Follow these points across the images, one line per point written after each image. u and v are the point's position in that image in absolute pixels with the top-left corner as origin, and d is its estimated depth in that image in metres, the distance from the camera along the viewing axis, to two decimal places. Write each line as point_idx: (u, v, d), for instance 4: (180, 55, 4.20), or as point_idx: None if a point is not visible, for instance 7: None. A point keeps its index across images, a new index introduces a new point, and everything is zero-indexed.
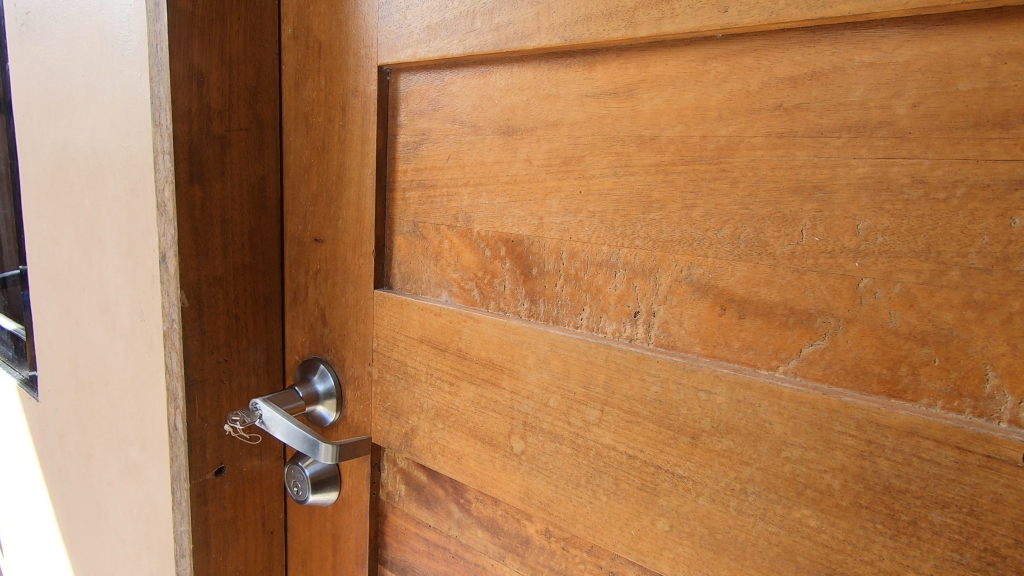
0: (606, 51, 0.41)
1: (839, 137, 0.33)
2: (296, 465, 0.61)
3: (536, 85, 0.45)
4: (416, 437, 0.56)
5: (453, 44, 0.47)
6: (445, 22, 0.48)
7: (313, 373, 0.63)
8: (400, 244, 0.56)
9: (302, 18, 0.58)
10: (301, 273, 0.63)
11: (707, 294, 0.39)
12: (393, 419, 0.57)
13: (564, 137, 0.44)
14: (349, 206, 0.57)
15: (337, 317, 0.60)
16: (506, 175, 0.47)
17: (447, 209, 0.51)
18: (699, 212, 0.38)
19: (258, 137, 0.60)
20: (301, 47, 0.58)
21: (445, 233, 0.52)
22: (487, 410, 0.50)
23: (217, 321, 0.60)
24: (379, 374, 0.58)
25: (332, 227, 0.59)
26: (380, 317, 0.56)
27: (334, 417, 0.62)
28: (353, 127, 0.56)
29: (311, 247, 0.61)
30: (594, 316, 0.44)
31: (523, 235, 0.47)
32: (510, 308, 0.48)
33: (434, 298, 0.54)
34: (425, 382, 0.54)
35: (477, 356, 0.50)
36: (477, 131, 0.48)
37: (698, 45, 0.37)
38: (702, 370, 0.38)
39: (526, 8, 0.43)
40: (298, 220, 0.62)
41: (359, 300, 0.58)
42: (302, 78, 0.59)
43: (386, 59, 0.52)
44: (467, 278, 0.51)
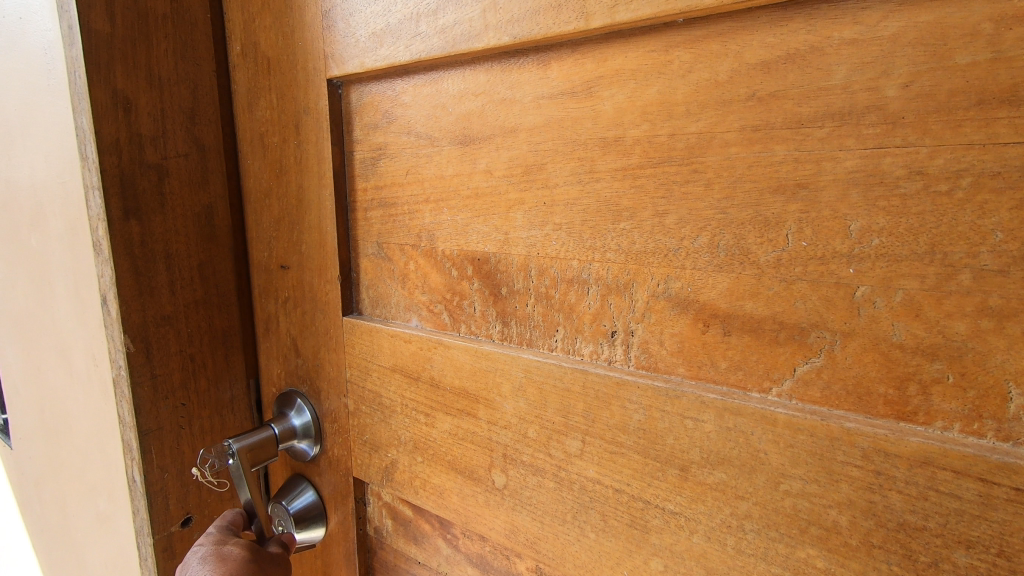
0: (561, 47, 0.37)
1: (821, 127, 0.29)
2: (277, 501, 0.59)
3: (489, 89, 0.41)
4: (397, 471, 0.52)
5: (400, 51, 0.44)
6: (390, 27, 0.44)
7: (290, 406, 0.60)
8: (366, 267, 0.52)
9: (250, 34, 0.55)
10: (271, 302, 0.60)
11: (688, 310, 0.35)
12: (372, 453, 0.54)
13: (523, 144, 0.40)
14: (311, 230, 0.54)
15: (310, 346, 0.57)
16: (467, 189, 0.43)
17: (410, 227, 0.48)
18: (673, 219, 0.34)
19: (200, 162, 0.57)
20: (251, 64, 0.55)
21: (409, 253, 0.48)
22: (465, 442, 0.46)
23: (170, 364, 0.57)
24: (355, 406, 0.54)
25: (296, 252, 0.56)
26: (351, 346, 0.53)
27: (315, 451, 0.59)
28: (308, 147, 0.52)
29: (278, 274, 0.58)
30: (569, 338, 0.40)
31: (488, 252, 0.43)
32: (482, 331, 0.45)
33: (403, 323, 0.50)
34: (401, 414, 0.50)
35: (450, 386, 0.46)
36: (433, 143, 0.45)
37: (657, 32, 0.33)
38: (686, 397, 0.34)
39: (471, 7, 0.39)
40: (264, 248, 0.59)
41: (329, 328, 0.55)
42: (254, 97, 0.56)
43: (335, 70, 0.49)
44: (436, 300, 0.47)
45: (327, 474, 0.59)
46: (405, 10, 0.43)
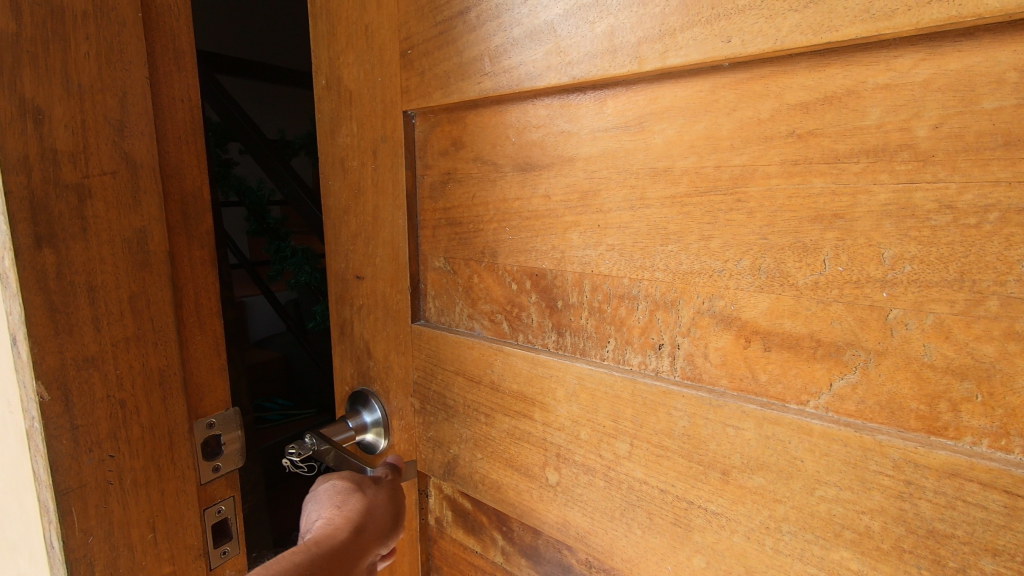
0: (616, 86, 0.41)
1: (857, 162, 0.32)
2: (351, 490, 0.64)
3: (549, 121, 0.45)
4: (458, 466, 0.57)
5: (471, 87, 0.49)
6: (461, 66, 0.49)
7: (362, 402, 0.66)
8: (432, 279, 0.58)
9: (334, 70, 0.62)
10: (346, 308, 0.66)
11: (731, 326, 0.38)
12: (435, 449, 0.59)
13: (579, 172, 0.44)
14: (385, 245, 0.60)
15: (380, 349, 0.63)
16: (527, 211, 0.48)
17: (474, 244, 0.53)
18: (718, 243, 0.37)
19: (130, 179, 0.55)
20: (334, 96, 0.62)
21: (473, 267, 0.53)
22: (521, 441, 0.50)
23: (96, 413, 0.53)
24: (420, 405, 0.60)
25: (370, 264, 0.62)
26: (418, 350, 0.59)
27: (383, 443, 0.65)
28: (383, 171, 0.58)
29: (353, 284, 0.64)
30: (620, 348, 0.44)
31: (546, 268, 0.47)
32: (539, 341, 0.49)
33: (467, 331, 0.55)
34: (463, 414, 0.55)
35: (509, 390, 0.51)
36: (497, 169, 0.50)
37: (705, 74, 0.37)
38: (728, 406, 0.37)
39: (535, 50, 0.44)
40: (342, 260, 0.65)
41: (398, 333, 0.61)
42: (336, 125, 0.63)
43: (411, 103, 0.54)
44: (497, 311, 0.52)
45: (393, 466, 0.65)
46: (474, 52, 0.48)
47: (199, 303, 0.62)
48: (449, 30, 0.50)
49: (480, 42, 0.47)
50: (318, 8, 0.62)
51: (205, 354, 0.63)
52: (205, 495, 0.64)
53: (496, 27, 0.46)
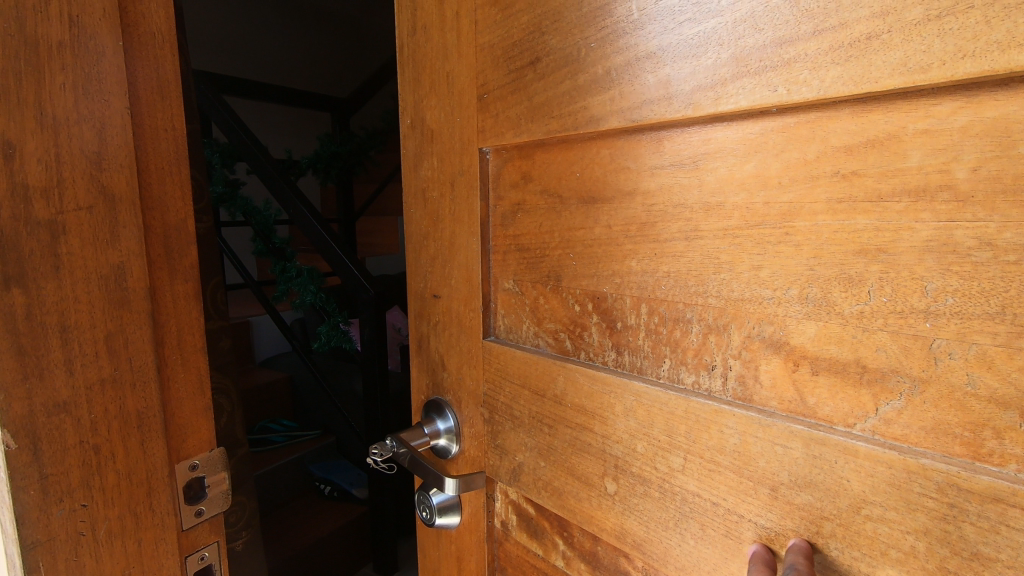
0: (672, 127, 0.45)
1: (899, 201, 0.34)
2: (426, 490, 0.70)
3: (611, 158, 0.50)
4: (522, 472, 0.62)
5: (541, 128, 0.54)
6: (532, 109, 0.55)
7: (436, 410, 0.72)
8: (502, 299, 0.63)
9: (418, 111, 0.69)
10: (424, 324, 0.73)
11: (780, 351, 0.40)
12: (502, 456, 0.64)
13: (639, 205, 0.48)
14: (459, 268, 0.66)
15: (454, 362, 0.69)
16: (589, 239, 0.52)
17: (542, 268, 0.58)
18: (767, 272, 0.40)
19: (108, 212, 0.53)
20: (418, 134, 0.69)
21: (540, 289, 0.58)
22: (581, 452, 0.54)
23: (67, 459, 0.51)
24: (489, 415, 0.65)
25: (447, 284, 0.68)
26: (489, 364, 0.64)
27: (456, 448, 0.71)
28: (460, 201, 0.65)
29: (430, 302, 0.71)
30: (675, 368, 0.47)
31: (607, 292, 0.51)
32: (599, 358, 0.53)
33: (533, 347, 0.60)
34: (528, 424, 0.60)
35: (571, 403, 0.55)
36: (562, 201, 0.54)
37: (755, 118, 0.40)
38: (776, 426, 0.40)
39: (598, 95, 0.48)
40: (421, 279, 0.72)
41: (470, 348, 0.66)
42: (419, 159, 0.70)
43: (486, 141, 0.60)
44: (561, 330, 0.56)
45: (463, 470, 0.70)
46: (542, 98, 0.53)
47: (183, 338, 0.61)
48: (520, 78, 0.56)
49: (548, 89, 0.53)
50: (406, 57, 0.70)
51: (189, 391, 0.62)
52: (188, 540, 0.63)
53: (562, 76, 0.51)
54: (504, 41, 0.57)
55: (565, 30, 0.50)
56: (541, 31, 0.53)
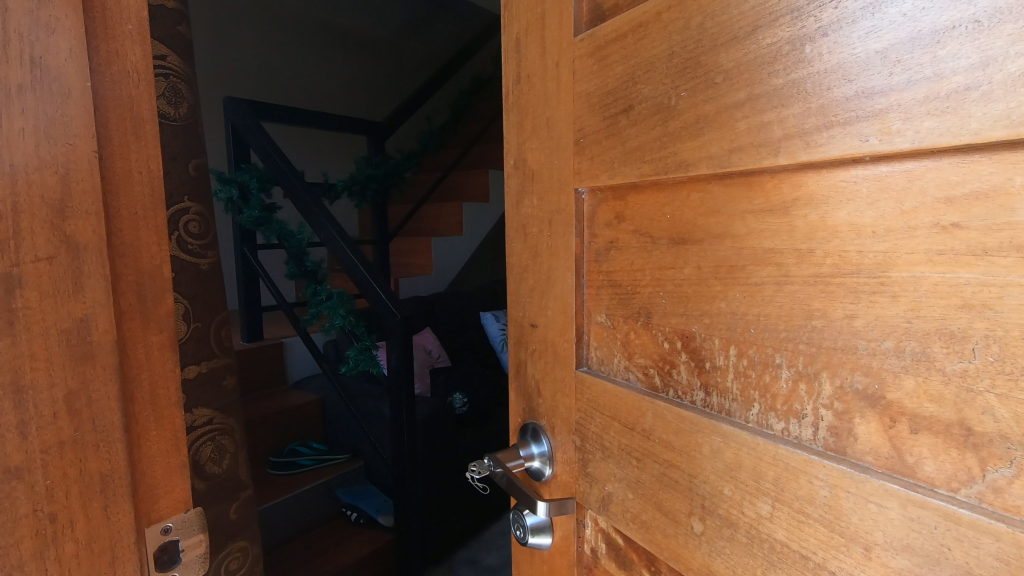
0: (761, 173, 0.45)
1: (1006, 256, 0.32)
2: (520, 509, 0.73)
3: (701, 202, 0.50)
4: (612, 502, 0.64)
5: (632, 171, 0.56)
6: (624, 154, 0.56)
7: (530, 434, 0.76)
8: (596, 332, 0.65)
9: (521, 152, 0.73)
10: (523, 351, 0.77)
11: (875, 405, 0.39)
12: (592, 484, 0.66)
13: (729, 248, 0.48)
14: (556, 300, 0.70)
15: (549, 388, 0.72)
16: (678, 278, 0.53)
17: (633, 304, 0.59)
18: (861, 322, 0.39)
19: (73, 261, 0.44)
20: (520, 174, 0.74)
21: (631, 324, 0.60)
22: (669, 488, 0.55)
23: (17, 530, 0.42)
24: (581, 443, 0.67)
25: (544, 314, 0.72)
26: (581, 393, 0.67)
27: (548, 471, 0.74)
28: (558, 237, 0.68)
29: (529, 330, 0.75)
30: (764, 413, 0.46)
31: (696, 332, 0.52)
32: (688, 397, 0.53)
33: (624, 381, 0.62)
34: (618, 456, 0.61)
35: (659, 439, 0.56)
36: (653, 240, 0.56)
37: (847, 165, 0.39)
38: (870, 482, 0.38)
39: (687, 141, 0.49)
40: (520, 309, 0.76)
41: (565, 376, 0.69)
42: (522, 197, 0.74)
43: (582, 182, 0.63)
44: (651, 365, 0.58)
45: (555, 493, 0.73)
46: (634, 143, 0.55)
47: (155, 394, 0.51)
48: (615, 124, 0.57)
49: (640, 135, 0.54)
50: (511, 102, 0.74)
51: (162, 452, 0.52)
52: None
53: (653, 123, 0.52)
54: (599, 89, 0.59)
55: (657, 80, 0.51)
56: (634, 80, 0.54)
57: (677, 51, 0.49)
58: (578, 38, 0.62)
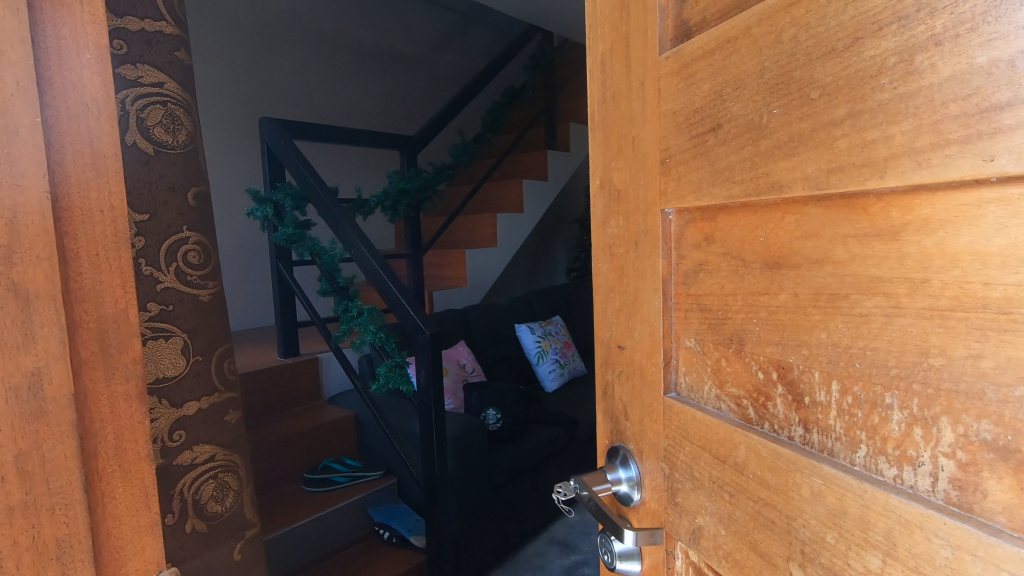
0: (865, 195, 0.40)
1: None
2: (606, 536, 0.72)
3: (800, 225, 0.46)
4: (703, 536, 0.60)
5: (719, 192, 0.52)
6: (711, 176, 0.53)
7: (618, 457, 0.73)
8: (685, 357, 0.61)
9: (608, 172, 0.69)
10: (610, 372, 0.74)
11: (1010, 459, 0.34)
12: (682, 515, 0.63)
13: (830, 275, 0.43)
14: (643, 321, 0.66)
15: (637, 412, 0.69)
16: (774, 306, 0.49)
17: (724, 331, 0.55)
18: (990, 363, 0.35)
19: (21, 311, 0.43)
20: (607, 195, 0.69)
21: (723, 352, 0.56)
22: (764, 528, 0.51)
23: None
24: (671, 471, 0.64)
25: (631, 336, 0.68)
26: (671, 421, 0.63)
27: (637, 497, 0.71)
28: (647, 260, 0.63)
29: (615, 352, 0.72)
30: (873, 456, 0.42)
31: (793, 362, 0.48)
32: (786, 432, 0.49)
33: (715, 410, 0.58)
34: (711, 489, 0.57)
35: (753, 475, 0.52)
36: (745, 264, 0.51)
37: (970, 186, 0.35)
38: (999, 547, 0.34)
39: (781, 162, 0.45)
40: (607, 329, 0.73)
41: (653, 402, 0.66)
42: (608, 218, 0.70)
43: (669, 204, 0.59)
44: (744, 396, 0.54)
45: (644, 520, 0.70)
46: (722, 163, 0.51)
47: (120, 448, 0.49)
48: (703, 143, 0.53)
49: (730, 154, 0.49)
50: (597, 119, 0.70)
51: (129, 511, 0.49)
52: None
53: (742, 142, 0.48)
54: (685, 108, 0.55)
55: (748, 97, 0.47)
56: (722, 98, 0.50)
57: (768, 66, 0.45)
58: (662, 56, 0.58)
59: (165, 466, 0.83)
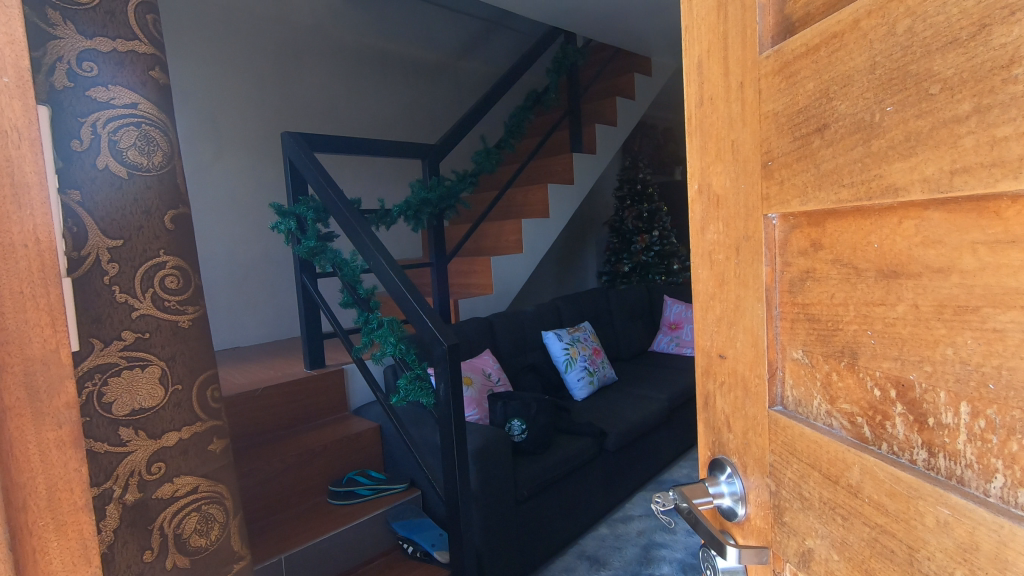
0: (997, 197, 0.34)
1: None
2: (707, 549, 0.57)
3: (918, 230, 0.38)
4: (815, 559, 0.47)
5: (816, 197, 0.45)
6: (807, 184, 0.45)
7: (718, 467, 0.59)
8: (790, 369, 0.50)
9: (705, 173, 0.58)
10: (711, 383, 0.59)
11: None
12: (789, 535, 0.50)
13: (955, 286, 0.36)
14: (745, 331, 0.54)
15: (739, 425, 0.56)
16: (891, 317, 0.40)
17: (833, 340, 0.45)
18: None
19: None
20: (706, 200, 0.58)
21: (834, 364, 0.45)
22: (883, 558, 0.40)
23: None
24: (776, 487, 0.51)
25: (733, 343, 0.55)
26: (772, 438, 0.51)
27: (742, 511, 0.56)
28: (748, 267, 0.53)
29: (716, 361, 0.58)
30: (1011, 488, 0.34)
31: (914, 380, 0.39)
32: (908, 456, 0.40)
33: (826, 428, 0.47)
34: (819, 511, 0.46)
35: (869, 499, 0.41)
36: (858, 272, 0.43)
37: None
38: None
39: (898, 163, 0.38)
40: (705, 336, 0.60)
41: (749, 419, 0.54)
42: (706, 223, 0.58)
43: (772, 208, 0.49)
44: (858, 412, 0.44)
45: (750, 538, 0.55)
46: (831, 166, 0.43)
47: (54, 503, 0.37)
48: (807, 145, 0.45)
49: (837, 157, 0.42)
50: (690, 125, 0.59)
51: (65, 568, 0.38)
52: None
53: (852, 143, 0.41)
54: (788, 108, 0.47)
55: (854, 94, 0.41)
56: (828, 96, 0.43)
57: (879, 61, 0.39)
58: (762, 57, 0.50)
59: (139, 501, 0.69)
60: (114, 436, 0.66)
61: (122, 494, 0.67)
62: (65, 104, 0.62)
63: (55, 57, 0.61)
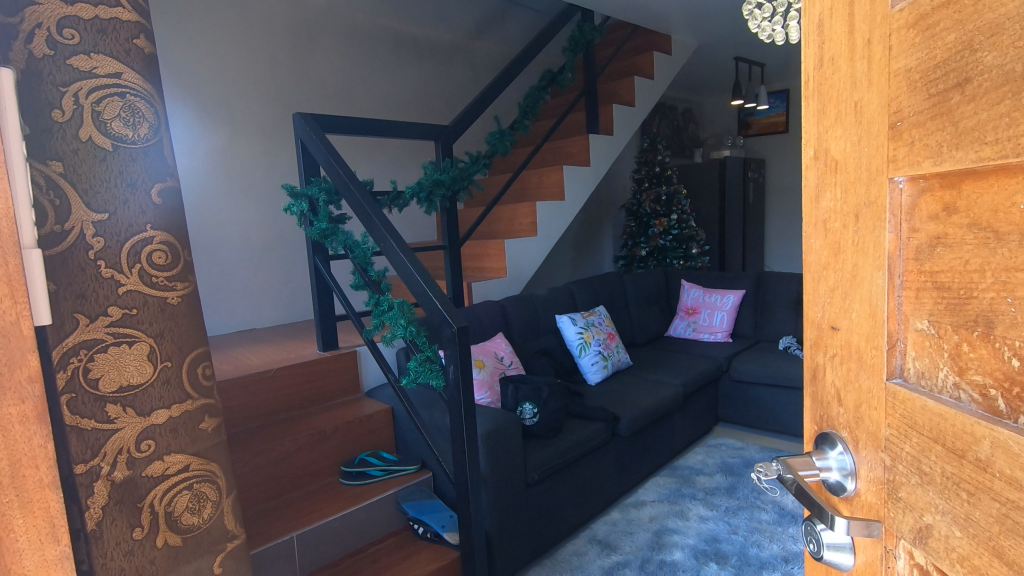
0: None
1: None
2: (812, 521, 0.57)
3: None
4: (933, 536, 0.46)
5: (952, 158, 0.42)
6: (941, 145, 0.43)
7: (827, 442, 0.57)
8: (913, 340, 0.48)
9: (822, 138, 0.56)
10: (821, 355, 0.58)
11: None
12: (906, 511, 0.48)
13: None
14: (863, 301, 0.52)
15: (852, 398, 0.54)
16: None
17: (966, 309, 0.43)
18: None
19: None
20: (822, 165, 0.56)
21: (965, 334, 0.43)
22: (1013, 535, 0.39)
23: None
24: (891, 463, 0.49)
25: (847, 313, 0.54)
26: (890, 412, 0.49)
27: (851, 486, 0.54)
28: (866, 234, 0.51)
29: (828, 333, 0.57)
30: None
31: None
32: None
33: (953, 401, 0.44)
34: (941, 486, 0.44)
35: (1000, 474, 0.39)
36: (998, 236, 0.40)
37: None
38: None
39: None
40: (816, 307, 0.58)
41: (862, 391, 0.53)
42: (820, 190, 0.56)
43: (899, 170, 0.47)
44: (991, 383, 0.41)
45: (857, 514, 0.54)
46: (971, 123, 0.40)
47: (16, 478, 0.39)
48: (944, 102, 0.42)
49: (979, 113, 0.40)
50: (809, 88, 0.57)
51: (31, 544, 0.39)
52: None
53: (999, 97, 0.38)
54: (923, 63, 0.44)
55: (1005, 44, 0.38)
56: (973, 47, 0.40)
57: None
58: (895, 9, 0.47)
59: (130, 479, 0.45)
60: (101, 415, 0.43)
61: (110, 472, 0.44)
62: (43, 73, 0.41)
63: (31, 22, 0.40)
